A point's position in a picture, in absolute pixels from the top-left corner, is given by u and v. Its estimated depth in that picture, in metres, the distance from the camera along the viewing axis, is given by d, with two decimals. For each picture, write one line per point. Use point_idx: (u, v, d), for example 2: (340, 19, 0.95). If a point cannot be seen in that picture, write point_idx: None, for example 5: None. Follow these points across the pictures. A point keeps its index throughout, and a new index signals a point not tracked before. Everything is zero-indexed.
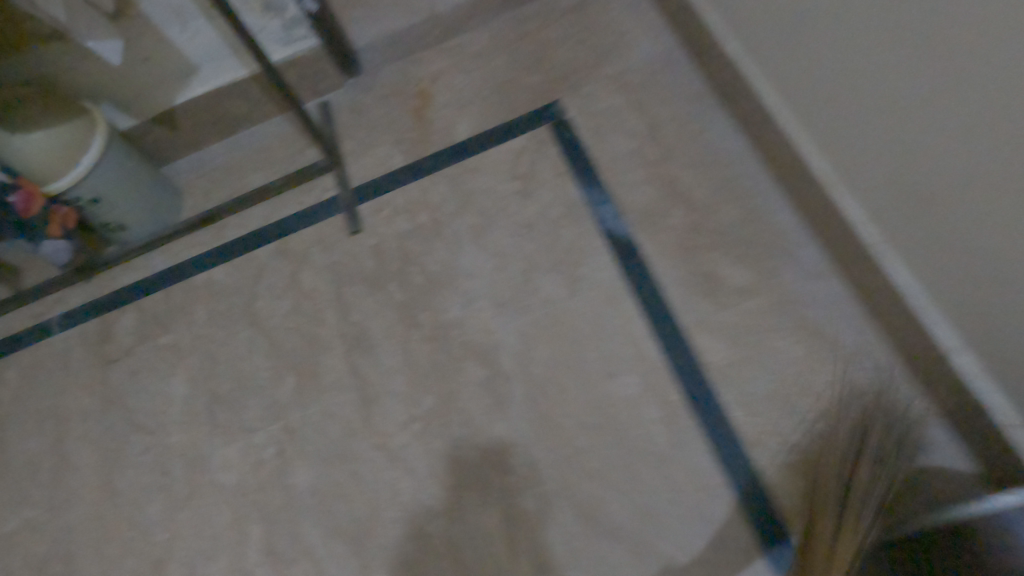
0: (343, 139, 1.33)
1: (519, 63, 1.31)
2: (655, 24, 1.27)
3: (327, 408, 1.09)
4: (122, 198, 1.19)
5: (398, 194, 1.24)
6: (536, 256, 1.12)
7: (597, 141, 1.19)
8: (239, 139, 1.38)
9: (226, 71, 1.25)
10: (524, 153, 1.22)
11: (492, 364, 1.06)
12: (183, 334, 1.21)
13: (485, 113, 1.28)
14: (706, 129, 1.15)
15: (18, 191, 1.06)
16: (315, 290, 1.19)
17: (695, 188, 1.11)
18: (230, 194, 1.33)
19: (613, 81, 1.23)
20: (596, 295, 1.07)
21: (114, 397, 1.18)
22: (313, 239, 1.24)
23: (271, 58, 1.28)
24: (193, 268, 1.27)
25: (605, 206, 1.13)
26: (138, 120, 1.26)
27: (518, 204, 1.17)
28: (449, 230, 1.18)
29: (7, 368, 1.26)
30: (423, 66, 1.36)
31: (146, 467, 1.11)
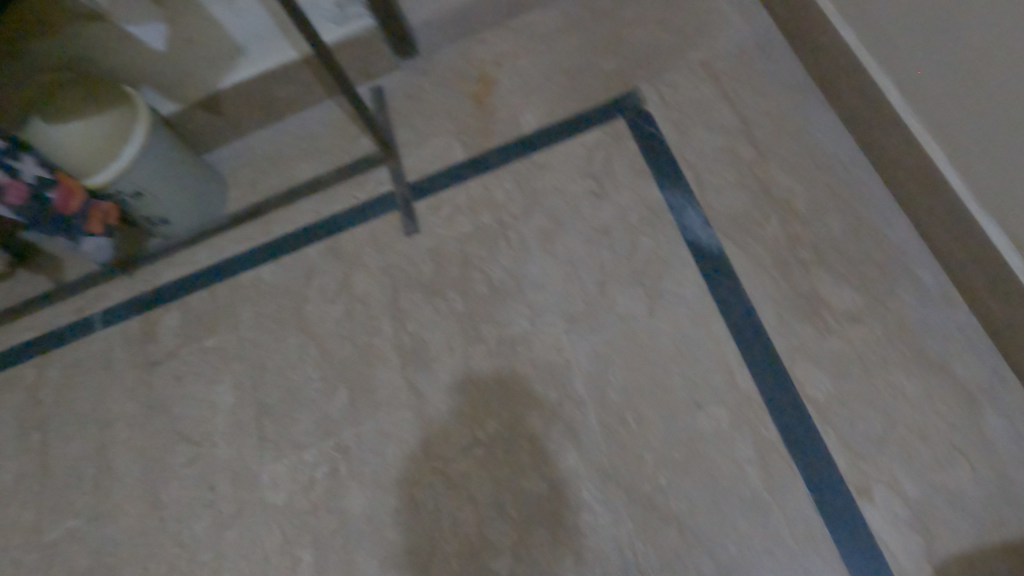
0: (398, 127, 1.23)
1: (592, 46, 1.19)
2: (746, 5, 1.14)
3: (383, 426, 1.01)
4: (165, 192, 1.11)
5: (459, 191, 1.14)
6: (613, 266, 1.02)
7: (681, 137, 1.07)
8: (287, 125, 1.28)
9: (274, 52, 1.16)
10: (598, 149, 1.10)
11: (563, 386, 0.97)
12: (229, 337, 1.14)
13: (554, 102, 1.16)
14: (808, 128, 1.02)
15: (57, 185, 0.99)
16: (369, 295, 1.10)
17: (794, 195, 0.99)
18: (277, 185, 1.24)
19: (700, 70, 1.11)
20: (681, 313, 0.97)
21: (159, 402, 1.12)
22: (366, 238, 1.15)
23: (322, 37, 1.18)
24: (240, 265, 1.19)
25: (690, 212, 1.02)
26: (181, 105, 1.19)
27: (592, 206, 1.06)
28: (515, 233, 1.08)
29: (49, 365, 1.21)
30: (485, 48, 1.25)
31: (192, 480, 1.05)
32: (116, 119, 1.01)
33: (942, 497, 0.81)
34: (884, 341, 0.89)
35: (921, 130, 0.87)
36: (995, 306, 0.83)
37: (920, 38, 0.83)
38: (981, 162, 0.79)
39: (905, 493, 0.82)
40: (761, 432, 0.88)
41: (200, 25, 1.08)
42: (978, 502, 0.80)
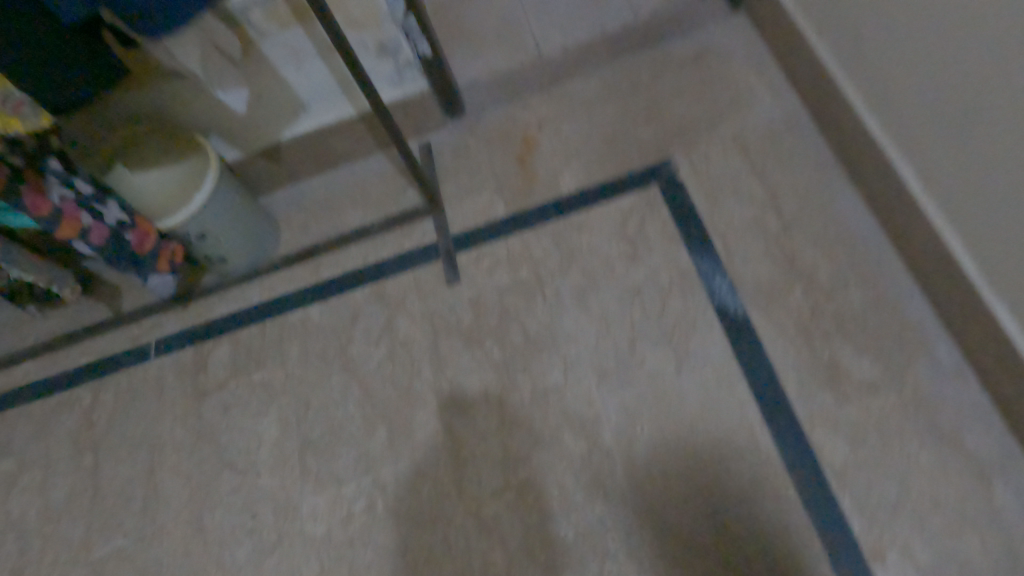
0: (444, 181, 1.31)
1: (629, 116, 1.27)
2: (776, 84, 1.21)
3: (420, 466, 1.07)
4: (227, 235, 1.19)
5: (500, 245, 1.21)
6: (643, 325, 1.08)
7: (711, 206, 1.14)
8: (339, 173, 1.37)
9: (334, 109, 1.26)
10: (632, 213, 1.18)
11: (593, 437, 1.02)
12: (276, 372, 1.21)
13: (592, 166, 1.24)
14: (831, 204, 1.09)
15: (134, 229, 1.09)
16: (411, 339, 1.17)
17: (817, 267, 1.05)
18: (328, 230, 1.32)
19: (731, 143, 1.19)
20: (706, 373, 1.02)
21: (207, 430, 1.19)
22: (410, 285, 1.22)
23: (382, 96, 1.28)
24: (290, 304, 1.27)
25: (718, 278, 1.08)
26: (245, 153, 1.28)
27: (625, 266, 1.13)
28: (551, 288, 1.15)
29: (104, 389, 1.28)
30: (528, 111, 1.34)
31: (236, 507, 1.11)
32: (188, 166, 1.10)
33: (952, 565, 0.85)
34: (900, 411, 0.94)
35: (936, 215, 0.93)
36: (1005, 385, 0.88)
37: (932, 130, 0.90)
38: (989, 251, 0.85)
39: (917, 559, 0.86)
40: (779, 492, 0.93)
41: (271, 84, 1.18)
42: (987, 571, 0.84)
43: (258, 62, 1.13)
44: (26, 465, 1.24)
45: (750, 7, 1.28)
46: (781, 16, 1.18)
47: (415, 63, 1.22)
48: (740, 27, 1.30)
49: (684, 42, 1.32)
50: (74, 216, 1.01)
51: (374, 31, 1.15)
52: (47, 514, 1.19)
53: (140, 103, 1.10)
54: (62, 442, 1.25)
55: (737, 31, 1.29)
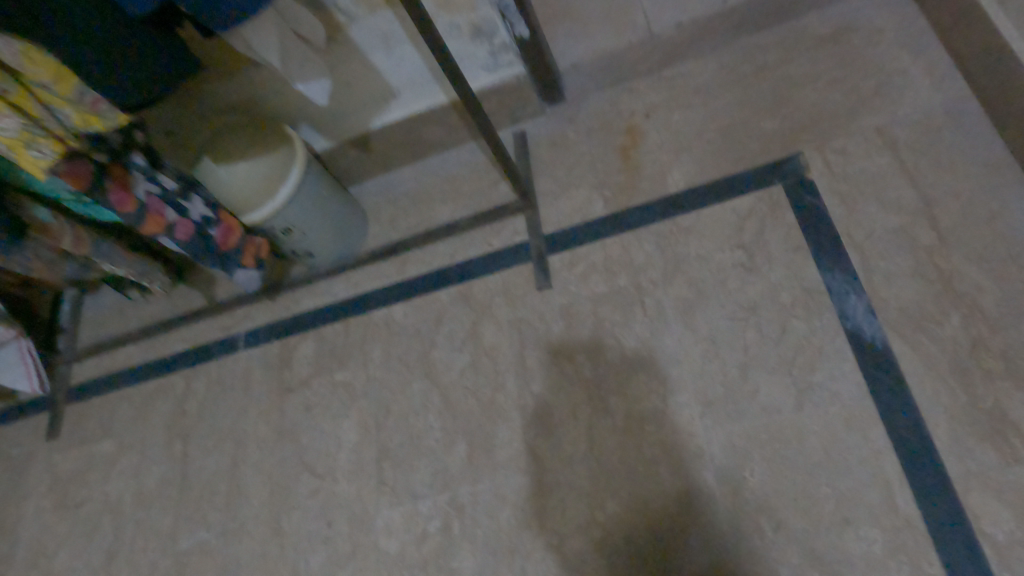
0: (539, 175, 1.20)
1: (751, 104, 1.11)
2: (936, 65, 1.01)
3: (500, 488, 0.99)
4: (312, 229, 1.15)
5: (597, 248, 1.10)
6: (758, 349, 0.94)
7: (848, 212, 0.98)
8: (429, 163, 1.30)
9: (425, 96, 1.18)
10: (751, 217, 1.03)
11: (694, 476, 0.90)
12: (358, 374, 1.16)
13: (705, 161, 1.10)
14: (1004, 215, 0.89)
15: (219, 224, 1.04)
16: (496, 348, 1.09)
17: (982, 292, 0.87)
18: (416, 224, 1.25)
19: (876, 137, 1.01)
20: (833, 413, 0.87)
21: (289, 429, 1.16)
22: (498, 287, 1.13)
23: (472, 83, 1.19)
24: (375, 302, 1.22)
25: (853, 298, 0.92)
26: (335, 142, 1.24)
27: (740, 279, 0.99)
28: (653, 300, 1.03)
29: (196, 378, 1.29)
30: (635, 98, 1.21)
31: (313, 513, 1.08)
32: (274, 162, 1.05)
33: None
34: None
35: None
36: None
37: None
38: None
39: None
40: (921, 565, 0.78)
41: (359, 70, 1.11)
42: None
43: (346, 49, 1.07)
44: (124, 448, 1.27)
45: None
46: None
47: (512, 47, 1.12)
48: None
49: (820, 16, 1.13)
50: (160, 210, 0.96)
51: (468, 12, 1.05)
52: (140, 500, 1.21)
53: (227, 94, 1.06)
54: (157, 429, 1.27)
55: (887, 1, 1.09)
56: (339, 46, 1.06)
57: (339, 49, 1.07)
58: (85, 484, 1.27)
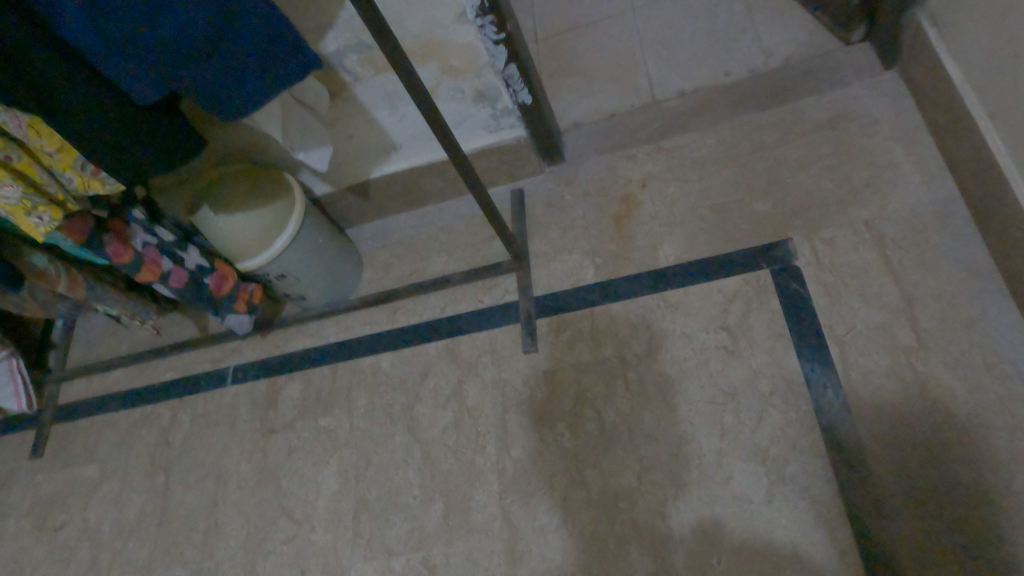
0: (533, 235, 1.22)
1: (746, 184, 1.13)
2: (927, 164, 1.03)
3: (472, 552, 1.00)
4: (305, 274, 1.16)
5: (585, 316, 1.11)
6: (734, 436, 0.96)
7: (831, 303, 1.00)
8: (427, 213, 1.32)
9: (426, 150, 1.20)
10: (736, 299, 1.05)
11: (663, 558, 0.92)
12: (343, 421, 1.18)
13: (696, 238, 1.12)
14: (983, 322, 0.91)
15: (213, 272, 1.06)
16: (479, 409, 1.10)
17: (955, 399, 0.88)
18: (410, 274, 1.27)
19: (863, 231, 1.03)
20: (802, 507, 0.89)
21: (270, 471, 1.18)
22: (485, 346, 1.15)
23: (463, 144, 1.21)
24: (364, 348, 1.23)
25: (830, 392, 0.94)
26: (335, 188, 1.25)
27: (721, 362, 1.01)
28: (635, 374, 1.04)
29: (182, 409, 1.30)
30: (633, 165, 1.23)
31: (288, 559, 1.09)
32: (273, 213, 1.06)
33: None
34: None
35: None
36: None
37: None
38: None
39: None
40: None
41: (362, 125, 1.13)
42: None
43: (350, 105, 1.08)
44: (106, 474, 1.28)
45: (906, 66, 1.09)
46: (943, 85, 1.00)
47: (514, 111, 1.13)
48: (891, 89, 1.12)
49: (818, 101, 1.16)
50: (155, 261, 0.98)
51: (472, 78, 1.07)
52: (119, 529, 1.22)
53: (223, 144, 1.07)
54: (140, 457, 1.28)
55: (886, 93, 1.12)
56: (343, 103, 1.08)
57: (343, 105, 1.08)
58: (65, 507, 1.28)
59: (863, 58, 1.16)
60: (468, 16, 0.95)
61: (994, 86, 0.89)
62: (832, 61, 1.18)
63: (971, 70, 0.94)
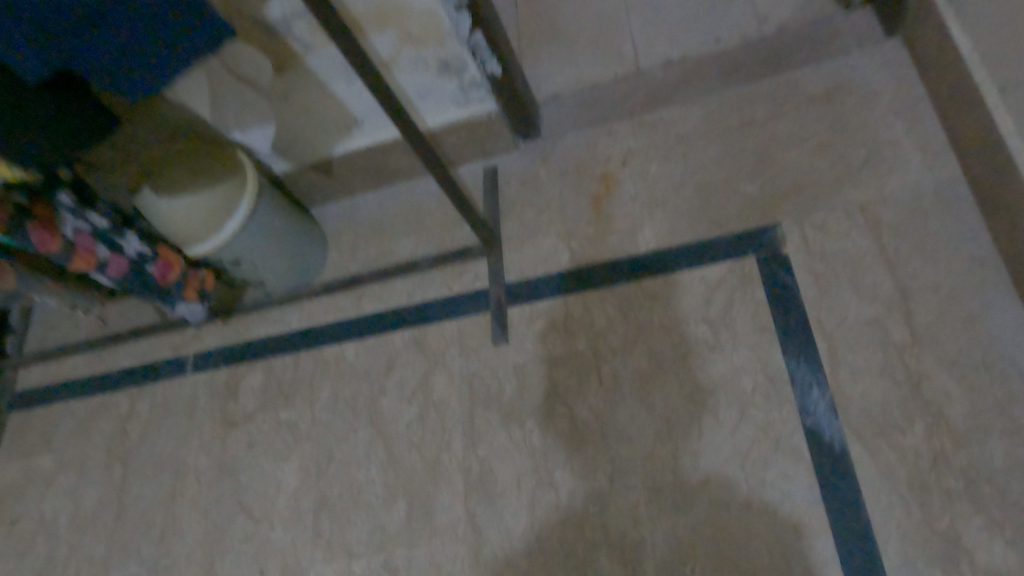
0: (507, 217, 1.15)
1: (733, 162, 1.05)
2: (930, 142, 0.95)
3: (436, 556, 0.95)
4: (262, 259, 1.09)
5: (559, 305, 1.04)
6: (712, 437, 0.89)
7: (821, 294, 0.92)
8: (395, 190, 1.24)
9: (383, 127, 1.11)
10: (719, 289, 0.97)
11: (634, 567, 0.86)
12: (304, 413, 1.12)
13: (679, 221, 1.04)
14: (983, 317, 0.84)
15: (157, 260, 0.98)
16: (445, 403, 1.04)
17: (950, 402, 0.82)
18: (376, 256, 1.19)
19: (858, 216, 0.95)
20: (783, 516, 0.83)
21: (229, 465, 1.12)
22: (453, 336, 1.08)
23: (425, 121, 1.13)
24: (328, 336, 1.17)
25: (816, 392, 0.87)
26: (295, 165, 1.17)
27: (701, 357, 0.94)
28: (610, 368, 0.98)
29: (140, 399, 1.24)
30: (614, 141, 1.14)
31: (246, 558, 1.04)
32: (220, 194, 0.99)
33: None
34: None
35: None
36: None
37: None
38: None
39: None
40: None
41: (318, 98, 1.04)
42: None
43: (303, 75, 0.99)
44: (62, 466, 1.23)
45: (911, 34, 1.00)
46: (950, 55, 0.91)
47: (483, 83, 1.05)
48: (894, 58, 1.03)
49: (815, 72, 1.07)
50: (88, 248, 0.90)
51: (435, 47, 0.98)
52: (74, 523, 1.17)
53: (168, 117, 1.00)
54: (97, 448, 1.23)
55: (887, 62, 1.03)
56: (295, 74, 0.99)
57: (295, 76, 0.99)
58: (20, 500, 1.23)
59: (864, 23, 1.06)
60: None
61: (1005, 58, 0.81)
62: (830, 27, 1.09)
63: (981, 40, 0.85)
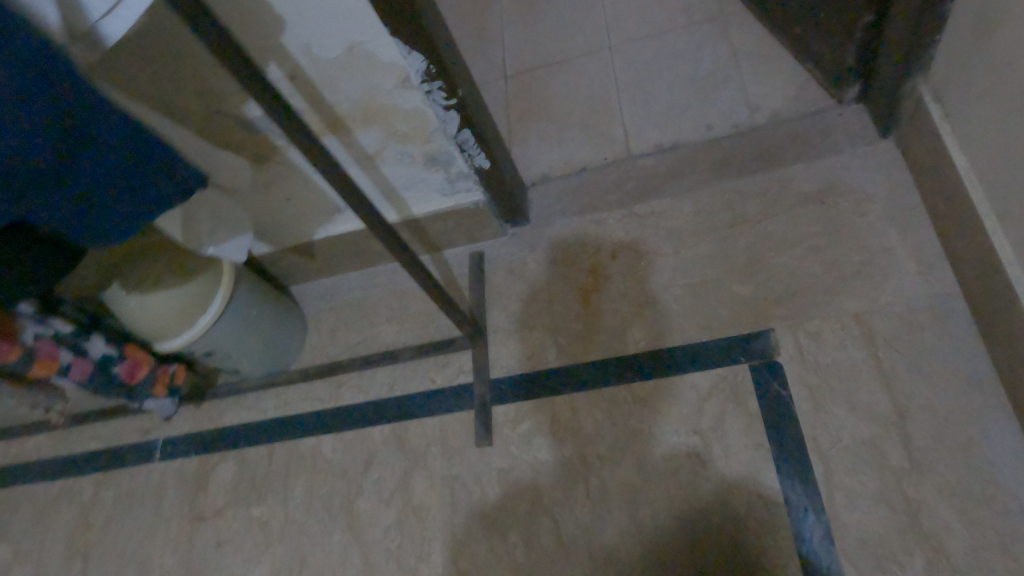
0: (492, 306, 1.11)
1: (725, 260, 1.03)
2: (924, 251, 0.93)
3: None
4: (237, 350, 1.05)
5: (545, 406, 1.01)
6: (703, 561, 0.86)
7: (814, 409, 0.90)
8: (379, 273, 1.21)
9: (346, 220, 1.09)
10: (711, 397, 0.94)
11: None
12: (277, 511, 1.06)
13: (669, 321, 1.01)
14: (982, 443, 0.81)
15: (124, 360, 0.96)
16: (425, 508, 1.00)
17: (950, 534, 0.78)
18: (357, 343, 1.15)
19: (852, 325, 0.93)
20: None
21: (196, 566, 1.06)
22: (435, 434, 1.04)
23: (411, 210, 1.10)
24: (306, 427, 1.12)
25: (811, 516, 0.84)
26: (274, 248, 1.13)
27: (693, 471, 0.91)
28: (597, 478, 0.94)
29: (105, 486, 1.18)
30: (603, 232, 1.12)
31: None
32: (195, 290, 0.95)
33: None
34: None
35: None
36: None
37: None
38: None
39: None
40: None
41: (299, 187, 1.00)
42: None
43: (282, 167, 0.95)
44: (18, 558, 1.16)
45: (903, 137, 0.99)
46: (944, 167, 0.90)
47: (471, 175, 1.02)
48: (887, 161, 1.01)
49: (807, 169, 1.05)
50: (53, 355, 0.86)
51: (422, 143, 0.95)
52: None
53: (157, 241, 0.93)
54: (56, 539, 1.16)
55: (880, 164, 1.02)
56: (276, 164, 0.95)
57: (276, 167, 0.95)
58: None
59: (856, 121, 1.05)
60: (413, 82, 0.84)
61: (1002, 180, 0.79)
62: (822, 123, 1.07)
63: (977, 155, 0.84)
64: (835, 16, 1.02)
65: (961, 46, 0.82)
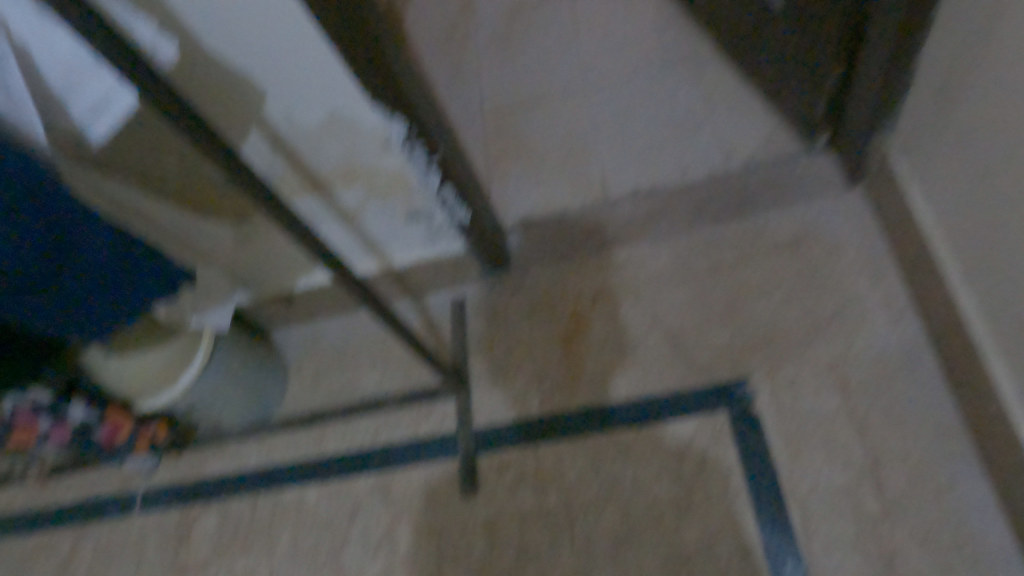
0: (475, 352, 1.12)
1: (703, 306, 1.05)
2: (894, 300, 0.97)
3: None
4: (218, 405, 1.04)
5: (529, 454, 1.02)
6: None
7: (792, 457, 0.92)
8: (361, 319, 1.21)
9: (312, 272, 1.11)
10: (692, 445, 0.96)
11: None
12: (261, 564, 1.06)
13: (651, 368, 1.03)
14: (952, 490, 0.84)
15: (103, 426, 0.94)
16: (412, 558, 1.00)
17: None
18: (340, 390, 1.15)
19: (826, 372, 0.95)
20: None
21: None
22: (420, 482, 1.05)
23: (393, 257, 1.11)
24: (290, 477, 1.12)
25: (791, 563, 0.86)
26: (256, 297, 1.14)
27: (675, 519, 0.92)
28: (582, 527, 0.95)
29: (84, 539, 1.16)
30: (584, 277, 1.14)
31: None
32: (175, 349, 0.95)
33: None
34: None
35: None
36: None
37: None
38: None
39: None
40: None
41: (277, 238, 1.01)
42: None
43: (262, 220, 0.96)
44: None
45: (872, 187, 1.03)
46: (911, 219, 0.93)
47: (452, 227, 1.03)
48: (856, 209, 1.05)
49: (780, 216, 1.09)
50: (28, 425, 0.87)
51: (404, 198, 0.96)
52: None
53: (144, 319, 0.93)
54: None
55: (849, 213, 1.05)
56: (254, 217, 0.96)
57: (255, 220, 0.96)
58: None
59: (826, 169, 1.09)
60: (394, 146, 0.85)
61: (966, 236, 0.83)
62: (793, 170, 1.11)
63: (942, 211, 0.88)
64: (804, 70, 1.05)
65: (926, 108, 0.86)
